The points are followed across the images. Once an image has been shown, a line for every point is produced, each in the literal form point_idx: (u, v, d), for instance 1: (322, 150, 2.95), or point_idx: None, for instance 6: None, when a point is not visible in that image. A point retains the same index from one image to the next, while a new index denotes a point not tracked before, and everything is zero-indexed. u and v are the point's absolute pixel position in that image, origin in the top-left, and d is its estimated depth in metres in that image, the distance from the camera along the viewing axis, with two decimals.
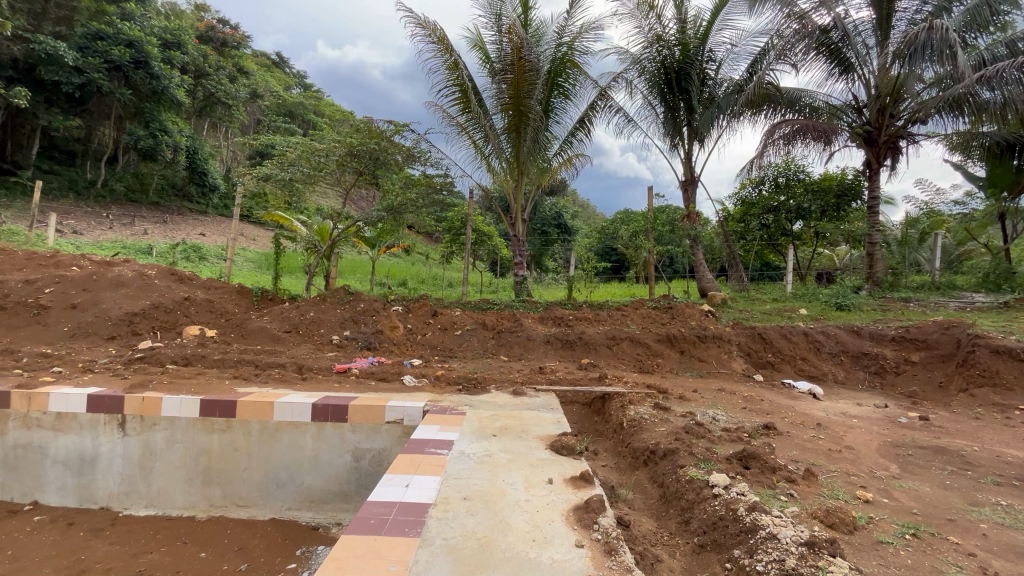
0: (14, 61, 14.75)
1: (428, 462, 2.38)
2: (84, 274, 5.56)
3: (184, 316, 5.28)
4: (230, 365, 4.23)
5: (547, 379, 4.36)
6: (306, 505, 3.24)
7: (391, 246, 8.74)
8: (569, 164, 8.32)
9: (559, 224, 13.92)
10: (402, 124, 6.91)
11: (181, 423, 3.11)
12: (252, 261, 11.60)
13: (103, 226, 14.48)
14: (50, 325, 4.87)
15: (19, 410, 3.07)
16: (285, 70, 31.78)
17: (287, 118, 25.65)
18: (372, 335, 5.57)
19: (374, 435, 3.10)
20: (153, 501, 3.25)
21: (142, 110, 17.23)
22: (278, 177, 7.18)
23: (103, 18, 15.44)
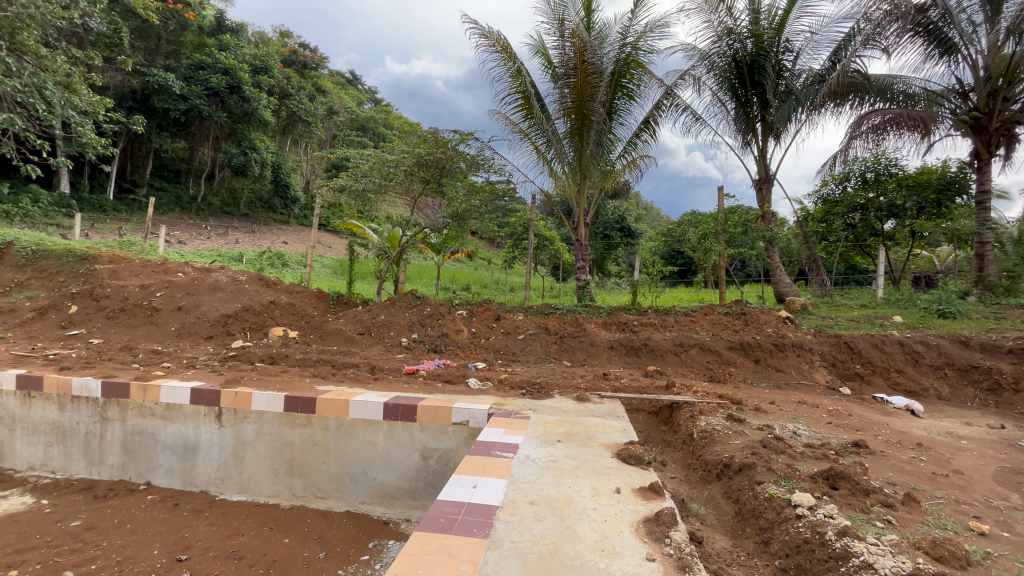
0: (133, 93, 16.81)
1: (494, 464, 2.41)
2: (188, 279, 6.19)
3: (270, 317, 5.74)
4: (310, 364, 4.54)
5: (611, 387, 4.26)
6: (377, 500, 3.39)
7: (455, 252, 8.97)
8: (632, 167, 8.16)
9: (621, 227, 13.61)
10: (467, 132, 7.09)
11: (268, 417, 3.37)
12: (328, 267, 12.41)
13: (203, 237, 16.09)
14: (160, 325, 5.47)
15: (137, 401, 3.48)
16: (358, 87, 33.81)
17: (360, 132, 27.25)
18: (438, 338, 5.75)
19: (441, 435, 3.20)
20: (244, 488, 3.52)
21: (236, 131, 19.02)
22: (352, 188, 7.62)
23: (204, 50, 17.31)
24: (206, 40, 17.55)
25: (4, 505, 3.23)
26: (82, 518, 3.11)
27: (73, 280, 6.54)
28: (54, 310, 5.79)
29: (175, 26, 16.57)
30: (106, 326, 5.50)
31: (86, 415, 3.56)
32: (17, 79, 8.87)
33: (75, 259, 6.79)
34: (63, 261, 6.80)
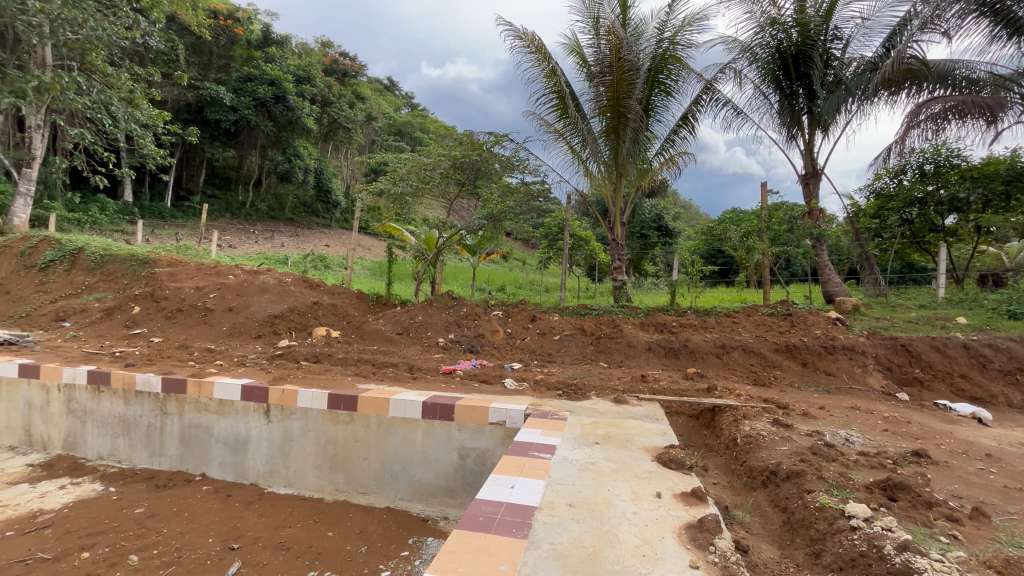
0: (188, 105, 17.83)
1: (531, 465, 2.41)
2: (238, 281, 6.48)
3: (314, 317, 5.96)
4: (351, 363, 4.68)
5: (649, 389, 4.18)
6: (417, 497, 3.45)
7: (490, 253, 9.03)
8: (670, 164, 7.98)
9: (659, 226, 13.31)
10: (502, 134, 7.12)
11: (313, 414, 3.50)
12: (368, 268, 12.76)
13: (252, 240, 16.90)
14: (213, 325, 5.77)
15: (193, 396, 3.68)
16: (395, 93, 34.63)
17: (398, 137, 27.92)
18: (474, 339, 5.80)
19: (478, 435, 3.23)
20: (290, 482, 3.65)
21: (281, 139, 19.84)
22: (390, 192, 7.78)
23: (252, 63, 18.16)
24: (254, 53, 18.40)
25: (76, 491, 3.48)
26: (144, 505, 3.31)
27: (136, 282, 7.00)
28: (119, 310, 6.21)
29: (226, 41, 17.45)
30: (165, 325, 5.85)
31: (148, 409, 3.79)
32: (87, 96, 9.58)
33: (138, 262, 7.26)
34: (127, 265, 7.28)
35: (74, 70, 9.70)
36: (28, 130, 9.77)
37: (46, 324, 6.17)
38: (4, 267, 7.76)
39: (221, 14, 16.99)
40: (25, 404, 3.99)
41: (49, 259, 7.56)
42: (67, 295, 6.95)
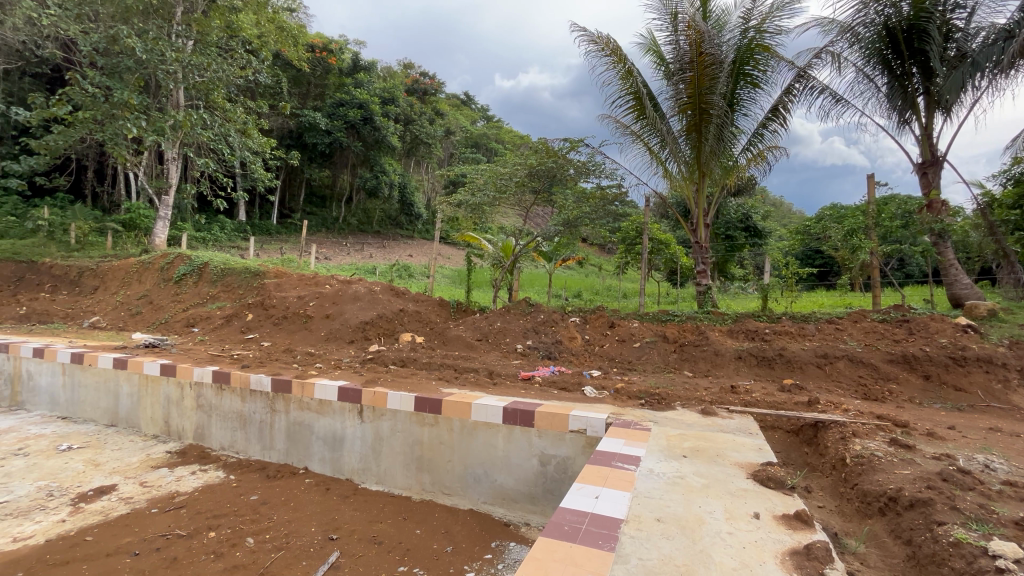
0: (291, 132, 19.75)
1: (616, 476, 2.35)
2: (333, 290, 7.02)
3: (400, 324, 6.31)
4: (435, 367, 4.89)
5: (741, 400, 3.91)
6: (498, 501, 3.48)
7: (566, 259, 9.01)
8: (759, 160, 7.46)
9: (746, 226, 12.45)
10: (578, 139, 7.09)
11: (402, 415, 3.70)
12: (448, 277, 13.28)
13: (344, 252, 18.30)
14: (313, 330, 6.30)
15: (298, 396, 4.04)
16: (472, 106, 35.90)
17: (474, 149, 28.94)
18: (552, 345, 5.80)
19: (559, 442, 3.22)
20: (381, 479, 3.85)
21: (369, 158, 21.33)
22: (468, 203, 8.03)
23: (343, 89, 19.67)
24: (346, 80, 19.94)
25: (203, 477, 3.93)
26: (258, 493, 3.66)
27: (249, 292, 7.85)
28: (236, 317, 7.00)
29: (321, 71, 19.17)
30: (274, 331, 6.50)
31: (260, 406, 4.21)
32: (210, 130, 10.96)
33: (251, 274, 8.14)
34: (242, 277, 8.18)
35: (201, 108, 11.17)
36: (167, 163, 11.39)
37: (180, 329, 7.12)
38: (148, 280, 9.08)
39: (317, 47, 18.72)
40: (165, 399, 4.60)
41: (182, 272, 8.71)
42: (196, 304, 7.96)
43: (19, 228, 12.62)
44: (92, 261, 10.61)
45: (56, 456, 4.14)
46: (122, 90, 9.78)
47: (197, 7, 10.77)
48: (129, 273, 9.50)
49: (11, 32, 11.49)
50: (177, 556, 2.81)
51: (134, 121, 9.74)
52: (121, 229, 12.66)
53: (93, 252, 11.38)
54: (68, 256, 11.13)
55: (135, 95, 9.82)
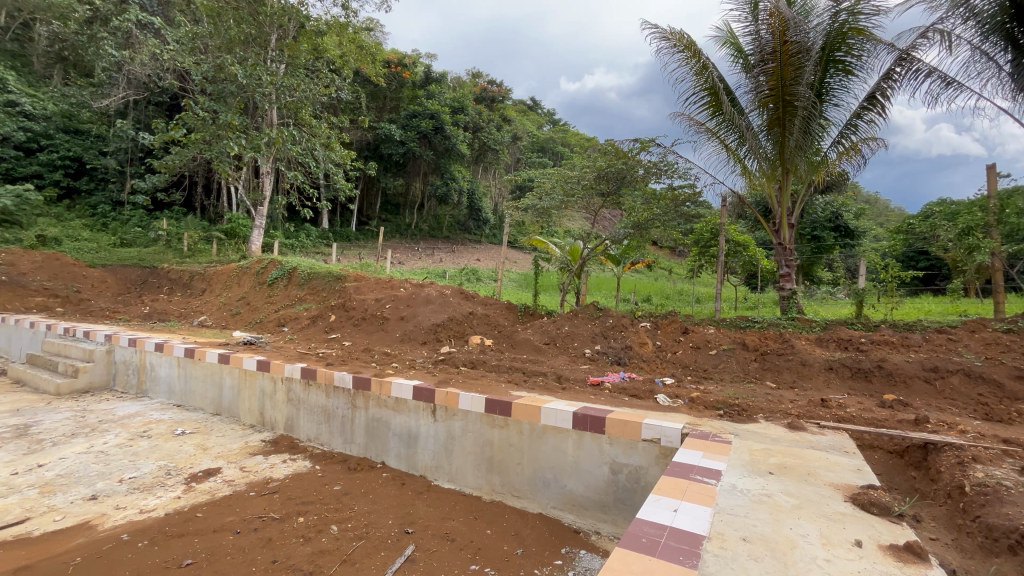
0: (368, 145, 20.96)
1: (695, 489, 2.24)
2: (407, 293, 7.33)
3: (469, 327, 6.47)
4: (504, 370, 4.95)
5: (834, 415, 3.59)
6: (568, 507, 3.43)
7: (636, 262, 8.79)
8: (852, 153, 6.84)
9: (836, 226, 11.44)
10: (649, 139, 6.88)
11: (473, 416, 3.78)
12: (515, 280, 13.43)
13: (417, 257, 19.14)
14: (389, 331, 6.62)
15: (376, 394, 4.27)
16: (538, 111, 36.21)
17: (541, 154, 29.18)
18: (622, 351, 5.65)
19: (630, 451, 3.14)
20: (452, 477, 3.93)
21: (440, 166, 22.13)
22: (536, 207, 8.05)
23: (416, 101, 20.55)
24: (418, 92, 20.59)
25: (293, 466, 4.24)
26: (340, 483, 3.89)
27: (332, 295, 8.41)
28: (321, 318, 7.52)
29: (396, 85, 20.21)
30: (354, 331, 6.91)
31: (343, 402, 4.48)
32: (299, 146, 11.91)
33: (334, 278, 8.71)
34: (326, 280, 8.77)
35: (291, 126, 12.17)
36: (262, 177, 12.51)
37: (273, 328, 7.77)
38: (246, 284, 10.01)
39: (393, 63, 19.72)
40: (260, 392, 5.04)
41: (275, 276, 9.51)
42: (286, 305, 8.66)
43: (143, 238, 14.44)
44: (200, 266, 11.90)
45: (172, 439, 4.66)
46: (226, 113, 10.92)
47: (289, 33, 11.76)
48: (230, 277, 10.55)
49: (140, 67, 13.24)
50: (272, 536, 3.05)
51: (236, 140, 10.82)
52: (224, 237, 14.07)
53: (201, 258, 12.77)
54: (182, 262, 12.59)
55: (237, 117, 10.95)
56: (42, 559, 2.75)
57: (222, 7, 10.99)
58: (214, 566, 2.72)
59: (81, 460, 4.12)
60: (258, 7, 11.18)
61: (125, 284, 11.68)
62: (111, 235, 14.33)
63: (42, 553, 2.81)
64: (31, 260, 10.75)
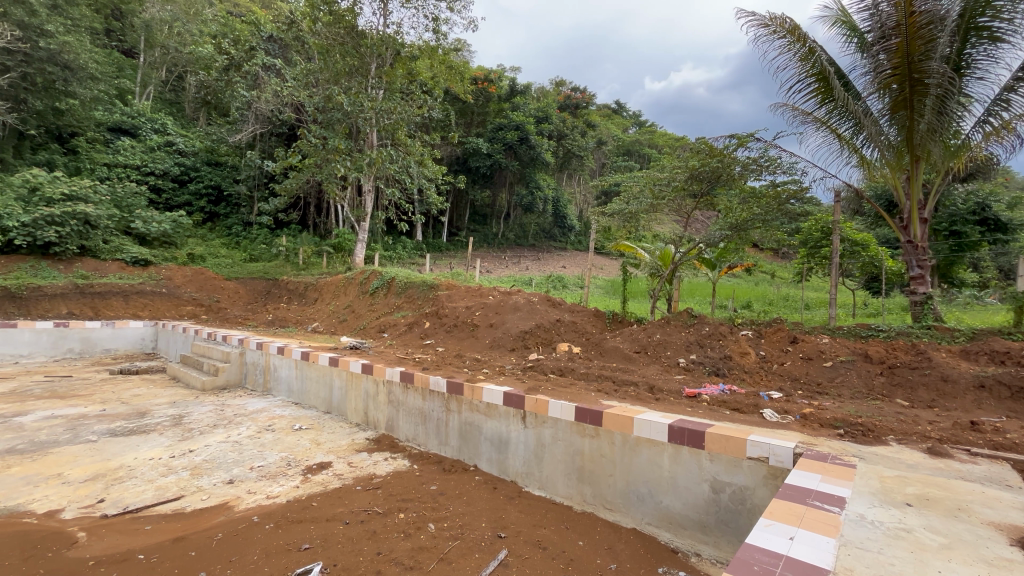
0: (458, 159, 21.95)
1: (815, 517, 2.02)
2: (496, 301, 7.51)
3: (557, 334, 6.48)
4: (593, 379, 4.86)
5: (992, 442, 3.04)
6: (665, 524, 3.24)
7: (734, 266, 8.30)
8: (1003, 134, 5.82)
9: (982, 219, 9.79)
10: (747, 134, 6.42)
11: (563, 424, 3.76)
12: (602, 287, 13.23)
13: (504, 265, 19.66)
14: (478, 338, 6.81)
15: (469, 399, 4.42)
16: (623, 113, 35.61)
17: (626, 157, 28.67)
18: (721, 361, 5.28)
19: (734, 469, 2.94)
20: (543, 484, 3.90)
21: (526, 175, 22.52)
22: (623, 212, 7.85)
23: (502, 113, 21.17)
24: (504, 105, 21.25)
25: (394, 463, 4.50)
26: (437, 484, 4.05)
27: (426, 302, 8.87)
28: (417, 325, 7.97)
29: (483, 101, 20.98)
30: (447, 337, 7.21)
31: (437, 405, 4.69)
32: (396, 165, 12.81)
33: (427, 287, 9.18)
34: (421, 289, 9.27)
35: (389, 146, 13.09)
36: (364, 195, 13.59)
37: (375, 334, 8.37)
38: (351, 293, 10.92)
39: (479, 79, 20.50)
40: (365, 394, 5.43)
41: (376, 286, 10.27)
42: (386, 313, 9.29)
43: (267, 253, 16.34)
44: (313, 278, 13.21)
45: (292, 434, 5.18)
46: (334, 138, 12.08)
47: (386, 61, 12.74)
48: (338, 288, 11.59)
49: (265, 104, 15.12)
50: (376, 530, 3.25)
51: (342, 162, 11.95)
52: (333, 251, 15.50)
53: (314, 270, 14.19)
54: (298, 274, 14.08)
55: (343, 142, 12.09)
56: (192, 532, 3.18)
57: (330, 44, 12.25)
58: (327, 552, 2.96)
59: (221, 448, 4.73)
60: (360, 40, 12.27)
61: (254, 295, 13.32)
62: (242, 252, 16.41)
63: (193, 527, 3.27)
64: (183, 275, 12.66)
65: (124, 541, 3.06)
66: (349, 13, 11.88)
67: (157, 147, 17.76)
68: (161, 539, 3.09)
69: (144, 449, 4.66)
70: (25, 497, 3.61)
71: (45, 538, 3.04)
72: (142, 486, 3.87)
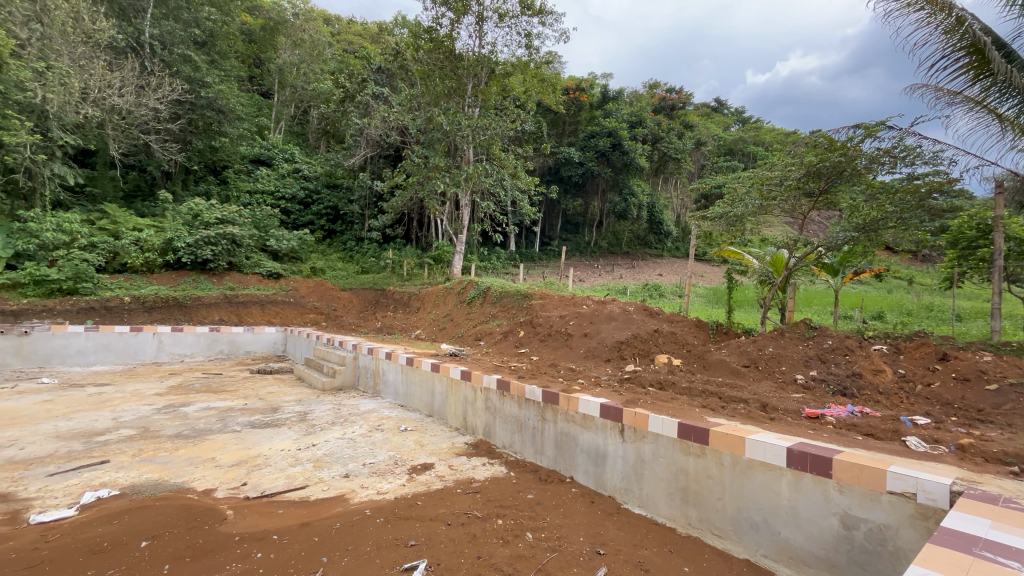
0: (550, 170, 22.18)
1: (985, 570, 1.69)
2: (590, 310, 7.39)
3: (655, 344, 6.22)
4: (697, 394, 4.57)
5: None
6: (786, 560, 2.92)
7: (861, 272, 7.56)
8: None
9: None
10: (877, 122, 5.68)
11: (664, 440, 3.58)
12: (703, 295, 12.50)
13: (597, 274, 19.40)
14: (572, 347, 6.76)
15: (564, 410, 4.40)
16: (724, 111, 33.57)
17: (729, 157, 26.96)
18: (848, 379, 4.68)
19: (871, 504, 2.59)
20: (643, 502, 3.71)
21: (619, 182, 22.07)
22: (727, 215, 7.31)
23: (594, 121, 21.04)
24: (595, 112, 21.13)
25: (491, 469, 4.60)
26: (534, 492, 4.06)
27: (520, 311, 9.03)
28: (512, 334, 8.12)
29: (575, 110, 21.08)
30: (541, 345, 7.25)
31: (533, 414, 4.72)
32: (491, 179, 13.31)
33: (522, 296, 9.34)
34: (515, 298, 9.45)
35: (484, 161, 13.61)
36: (461, 209, 14.24)
37: (473, 342, 8.69)
38: (450, 302, 11.47)
39: (571, 89, 20.65)
40: (464, 399, 5.65)
41: (472, 295, 10.66)
42: (482, 321, 9.61)
43: (376, 266, 17.78)
44: (415, 288, 14.12)
45: (398, 435, 5.53)
46: (435, 157, 12.85)
47: (482, 80, 13.30)
48: (438, 297, 12.25)
49: (374, 129, 16.57)
50: (476, 534, 3.33)
51: (442, 179, 12.68)
52: (433, 263, 16.45)
53: (417, 281, 15.17)
54: (403, 284, 15.11)
55: (442, 159, 12.84)
56: (315, 519, 3.52)
57: (431, 70, 13.15)
58: (432, 551, 3.09)
59: (338, 444, 5.19)
60: (457, 63, 13.02)
61: (365, 304, 14.56)
62: (355, 265, 18.03)
63: (316, 515, 3.61)
64: (307, 286, 14.23)
65: (262, 522, 3.47)
66: (447, 39, 12.68)
67: (287, 174, 20.29)
68: (290, 523, 3.45)
69: (277, 441, 5.27)
70: (188, 476, 4.27)
71: (202, 512, 3.56)
72: (275, 473, 4.39)
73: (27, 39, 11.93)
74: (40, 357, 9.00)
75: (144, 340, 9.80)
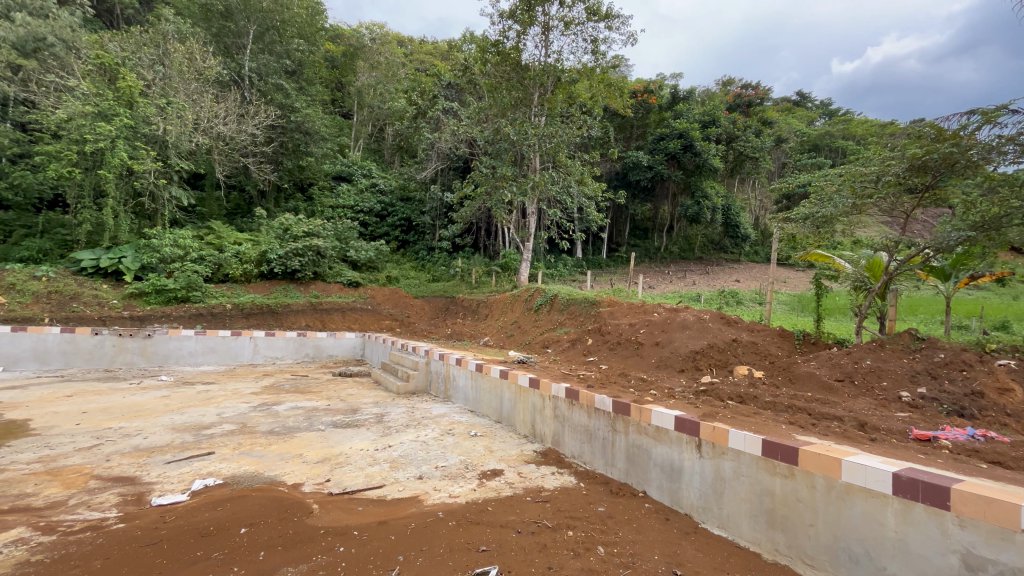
0: (617, 175, 21.80)
1: None
2: (662, 318, 7.13)
3: (733, 355, 5.87)
4: (783, 409, 4.24)
5: None
6: None
7: (979, 276, 6.65)
8: None
9: None
10: (997, 107, 5.01)
11: (747, 458, 3.35)
12: (787, 303, 11.64)
13: (668, 281, 18.72)
14: (643, 356, 6.53)
15: (636, 421, 4.26)
16: (807, 105, 31.27)
17: (814, 153, 25.03)
18: (966, 398, 4.13)
19: (1001, 544, 2.26)
20: (723, 523, 3.49)
21: (691, 184, 21.21)
22: (814, 216, 6.76)
23: (663, 123, 20.43)
24: (665, 114, 20.52)
25: (560, 479, 4.54)
26: (605, 505, 3.95)
27: (588, 319, 8.92)
28: (580, 341, 8.03)
29: (643, 113, 20.59)
30: (610, 354, 7.09)
31: (603, 424, 4.62)
32: (558, 186, 13.32)
33: (590, 303, 9.22)
34: (583, 306, 9.36)
35: (550, 169, 13.66)
36: (528, 217, 14.38)
37: (540, 349, 8.69)
38: (518, 309, 11.58)
39: (639, 91, 20.24)
40: (532, 407, 5.65)
41: (539, 303, 10.68)
42: (549, 328, 9.59)
43: (446, 274, 18.39)
44: (484, 295, 14.41)
45: (468, 439, 5.64)
46: (502, 166, 13.07)
47: (548, 88, 13.38)
48: (505, 305, 12.40)
49: (444, 142, 17.21)
50: (546, 544, 3.30)
51: (509, 188, 12.89)
52: (501, 271, 16.72)
53: (485, 288, 15.49)
54: (472, 292, 15.50)
55: (509, 169, 13.03)
56: (392, 518, 3.67)
57: (498, 82, 13.46)
58: (503, 557, 3.11)
59: (412, 446, 5.39)
60: (523, 74, 13.22)
61: (436, 311, 15.09)
62: (427, 273, 18.74)
63: (392, 514, 3.77)
64: (383, 294, 15.00)
65: (344, 517, 3.68)
66: (514, 50, 12.95)
67: (365, 189, 21.57)
68: (369, 520, 3.63)
69: (356, 440, 5.57)
70: (280, 470, 4.63)
71: (292, 504, 3.84)
72: (356, 472, 4.64)
73: (152, 79, 13.84)
74: (160, 357, 10.19)
75: (242, 343, 10.80)
